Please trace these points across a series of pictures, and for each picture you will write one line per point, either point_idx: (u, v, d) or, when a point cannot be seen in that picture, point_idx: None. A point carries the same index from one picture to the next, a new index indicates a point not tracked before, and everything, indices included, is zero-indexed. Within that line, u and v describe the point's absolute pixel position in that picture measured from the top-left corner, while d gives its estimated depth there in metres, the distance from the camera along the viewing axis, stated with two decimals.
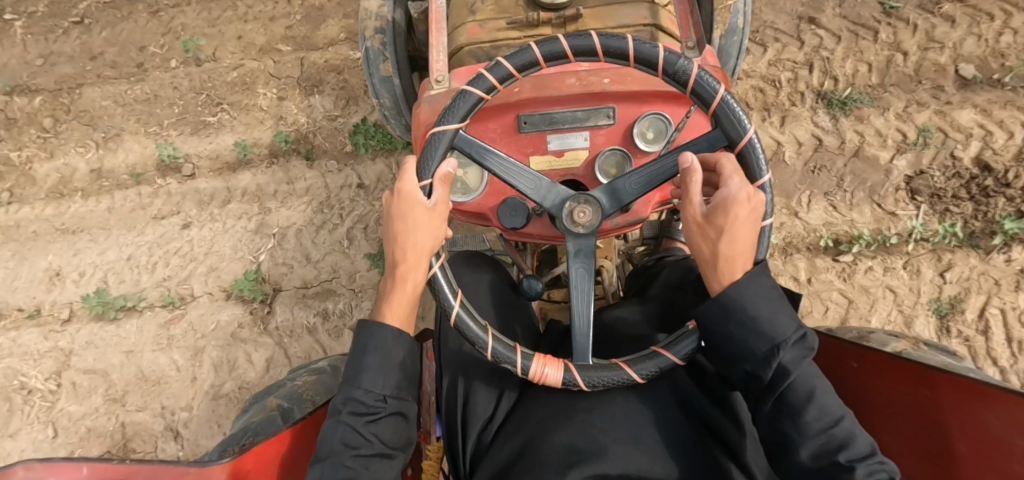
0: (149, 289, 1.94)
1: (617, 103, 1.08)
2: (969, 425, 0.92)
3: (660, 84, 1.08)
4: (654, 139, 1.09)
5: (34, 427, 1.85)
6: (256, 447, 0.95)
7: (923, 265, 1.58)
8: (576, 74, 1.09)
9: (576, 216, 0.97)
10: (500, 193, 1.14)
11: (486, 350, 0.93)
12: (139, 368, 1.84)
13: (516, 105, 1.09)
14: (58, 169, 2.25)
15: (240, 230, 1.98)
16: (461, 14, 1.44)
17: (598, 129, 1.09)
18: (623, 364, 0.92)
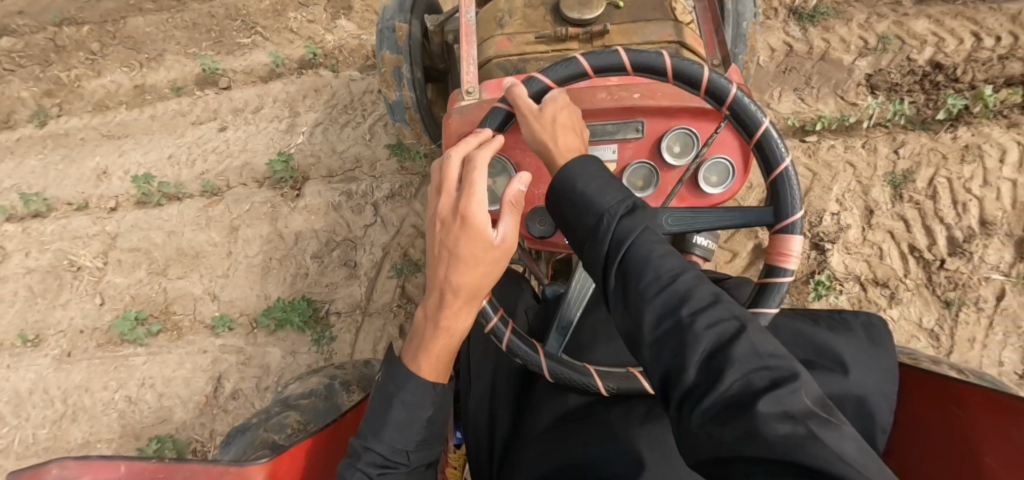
0: (190, 181, 2.16)
1: (646, 117, 1.09)
2: (998, 440, 0.89)
3: (692, 100, 1.08)
4: (681, 153, 1.09)
5: (82, 298, 2.04)
6: (289, 451, 1.01)
7: (880, 144, 1.79)
8: (608, 88, 1.10)
9: None
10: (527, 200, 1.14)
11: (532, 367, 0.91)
12: (179, 245, 2.05)
13: None
14: (104, 86, 2.48)
15: (272, 130, 2.20)
16: (490, 27, 1.49)
17: (626, 142, 1.10)
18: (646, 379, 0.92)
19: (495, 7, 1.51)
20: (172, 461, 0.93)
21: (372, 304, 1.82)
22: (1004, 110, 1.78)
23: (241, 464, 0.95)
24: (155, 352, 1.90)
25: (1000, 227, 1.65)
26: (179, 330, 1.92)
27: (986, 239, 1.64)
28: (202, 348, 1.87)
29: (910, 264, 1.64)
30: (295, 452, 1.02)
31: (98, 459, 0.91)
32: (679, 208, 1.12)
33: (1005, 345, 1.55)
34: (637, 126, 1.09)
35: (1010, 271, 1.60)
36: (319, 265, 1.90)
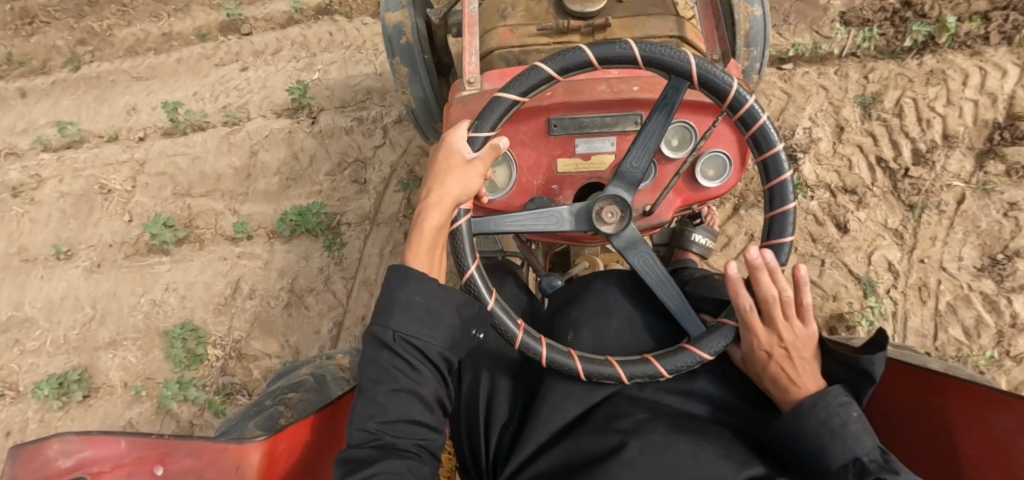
0: (214, 114, 2.34)
1: (645, 111, 1.17)
2: (977, 429, 0.99)
3: (687, 93, 1.19)
4: (679, 146, 1.22)
5: (113, 216, 2.23)
6: (288, 429, 1.02)
7: (851, 70, 1.94)
8: (607, 81, 1.17)
9: (605, 215, 1.07)
10: (527, 192, 1.24)
11: (538, 354, 1.00)
12: (201, 169, 2.22)
13: (547, 109, 1.19)
14: (133, 35, 2.67)
15: (289, 69, 2.37)
16: (495, 19, 1.56)
17: (626, 134, 1.19)
18: (651, 360, 0.99)
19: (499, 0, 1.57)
20: (172, 437, 0.91)
21: (380, 216, 1.97)
22: (969, 40, 1.91)
23: (241, 441, 0.95)
24: (179, 260, 2.07)
25: (962, 140, 1.78)
26: (202, 242, 2.09)
27: (948, 151, 1.77)
28: (222, 256, 2.03)
29: (877, 173, 1.77)
30: (293, 430, 1.03)
31: (99, 434, 0.86)
32: (673, 200, 1.25)
33: (965, 242, 1.66)
34: (636, 119, 1.16)
35: (970, 178, 1.73)
36: (331, 182, 2.06)
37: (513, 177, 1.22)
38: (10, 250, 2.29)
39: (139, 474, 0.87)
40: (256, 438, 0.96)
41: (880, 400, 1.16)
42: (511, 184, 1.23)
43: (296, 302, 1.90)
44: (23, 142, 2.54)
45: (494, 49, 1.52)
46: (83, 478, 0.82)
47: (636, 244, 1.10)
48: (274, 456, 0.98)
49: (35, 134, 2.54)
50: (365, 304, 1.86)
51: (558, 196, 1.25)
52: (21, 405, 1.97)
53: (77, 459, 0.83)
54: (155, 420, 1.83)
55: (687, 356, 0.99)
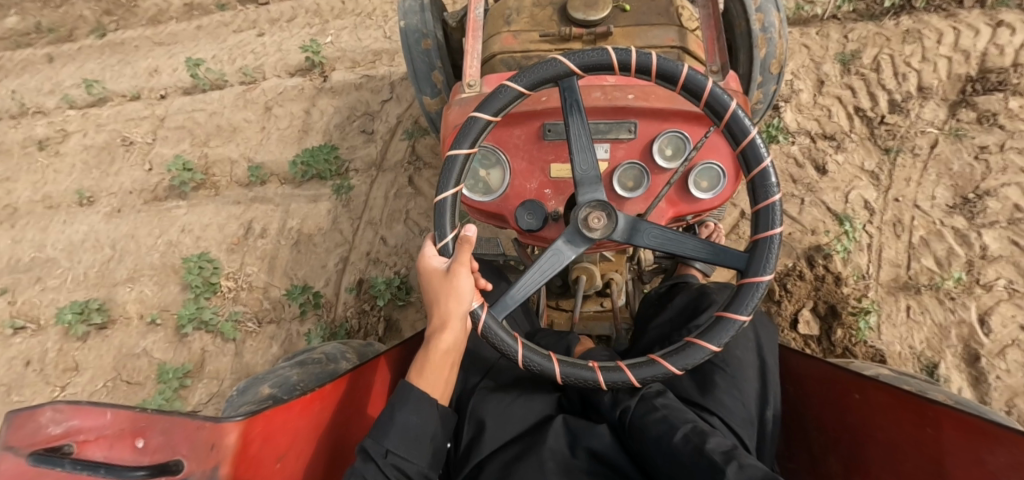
0: (231, 73, 2.48)
1: (638, 119, 1.24)
2: (970, 465, 0.96)
3: (681, 105, 1.24)
4: (672, 156, 1.24)
5: (134, 166, 2.36)
6: (265, 413, 1.00)
7: (832, 31, 2.05)
8: (603, 89, 1.26)
9: (590, 221, 1.05)
10: (521, 195, 1.32)
11: (518, 357, 1.03)
12: (218, 122, 2.35)
13: (541, 116, 1.30)
14: (157, 5, 2.82)
15: (303, 34, 2.51)
16: (500, 26, 1.79)
17: (619, 143, 1.25)
18: (621, 367, 1.00)
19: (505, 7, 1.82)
20: (152, 412, 0.89)
21: (385, 163, 2.08)
22: (944, 5, 2.01)
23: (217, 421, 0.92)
24: (196, 204, 2.19)
25: (936, 92, 1.88)
26: (217, 188, 2.20)
27: (922, 101, 1.87)
28: (237, 200, 2.15)
29: (856, 121, 1.87)
30: (270, 414, 1.01)
31: (88, 404, 0.86)
32: (666, 209, 1.25)
33: (938, 183, 1.74)
34: (630, 126, 1.23)
35: (943, 125, 1.82)
36: (340, 133, 2.18)
37: (506, 180, 1.32)
38: (35, 198, 2.43)
39: (120, 448, 0.86)
40: (233, 418, 0.94)
41: (879, 433, 1.13)
42: (507, 188, 1.32)
43: (305, 240, 2.00)
44: (50, 103, 2.69)
45: (496, 52, 1.76)
46: (69, 445, 0.84)
47: (636, 227, 1.07)
48: (249, 439, 0.96)
49: (61, 96, 2.69)
50: (369, 241, 1.96)
51: (550, 200, 1.31)
52: (42, 336, 2.09)
53: (65, 427, 0.84)
54: (169, 346, 1.93)
55: (659, 368, 0.99)
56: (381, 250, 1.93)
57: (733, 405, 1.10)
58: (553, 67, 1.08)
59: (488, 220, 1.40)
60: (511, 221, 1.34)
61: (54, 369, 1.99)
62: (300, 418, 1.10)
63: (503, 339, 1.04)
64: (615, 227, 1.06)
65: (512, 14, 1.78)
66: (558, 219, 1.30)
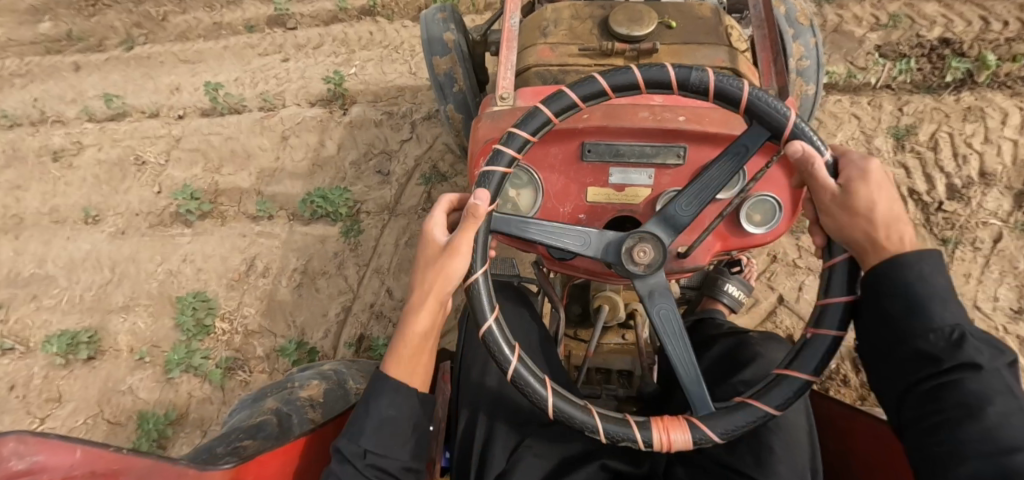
0: (251, 99, 2.41)
1: (689, 143, 1.00)
2: None
3: (740, 127, 0.99)
4: (727, 185, 1.01)
5: (143, 186, 2.29)
6: (258, 458, 0.91)
7: (885, 102, 1.88)
8: (650, 108, 1.01)
9: (636, 254, 0.89)
10: (551, 222, 1.05)
11: (597, 431, 0.82)
12: (233, 148, 2.27)
13: (582, 132, 1.01)
14: (187, 22, 2.80)
15: (328, 63, 2.44)
16: (536, 36, 1.55)
17: (664, 168, 1.01)
18: (696, 422, 0.82)
19: (541, 17, 1.57)
20: (128, 452, 0.80)
21: (398, 206, 1.98)
22: (1009, 81, 1.86)
23: (202, 467, 0.84)
24: (200, 233, 2.10)
25: (1000, 179, 1.70)
26: (224, 218, 2.12)
27: (984, 188, 1.70)
28: (242, 232, 2.05)
29: (910, 204, 1.71)
30: (263, 460, 0.92)
31: (57, 439, 0.77)
32: (712, 244, 1.01)
33: (1001, 282, 1.58)
34: (679, 150, 0.99)
35: (1008, 218, 1.65)
36: (355, 170, 2.08)
37: (538, 202, 1.04)
38: (42, 210, 2.37)
39: None
40: (219, 466, 0.86)
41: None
42: (537, 211, 1.06)
43: (308, 284, 1.90)
44: (70, 113, 2.66)
45: (532, 65, 1.52)
46: None
47: (658, 294, 0.91)
48: None
49: (82, 106, 2.65)
50: (374, 291, 1.85)
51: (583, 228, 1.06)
52: (29, 360, 2.01)
53: (29, 463, 0.74)
54: (156, 386, 1.83)
55: (740, 418, 0.81)
56: (386, 303, 1.82)
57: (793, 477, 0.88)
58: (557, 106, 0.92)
59: (511, 246, 1.12)
60: (538, 250, 1.07)
61: (37, 397, 1.91)
62: (300, 461, 1.00)
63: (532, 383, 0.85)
64: (657, 268, 0.90)
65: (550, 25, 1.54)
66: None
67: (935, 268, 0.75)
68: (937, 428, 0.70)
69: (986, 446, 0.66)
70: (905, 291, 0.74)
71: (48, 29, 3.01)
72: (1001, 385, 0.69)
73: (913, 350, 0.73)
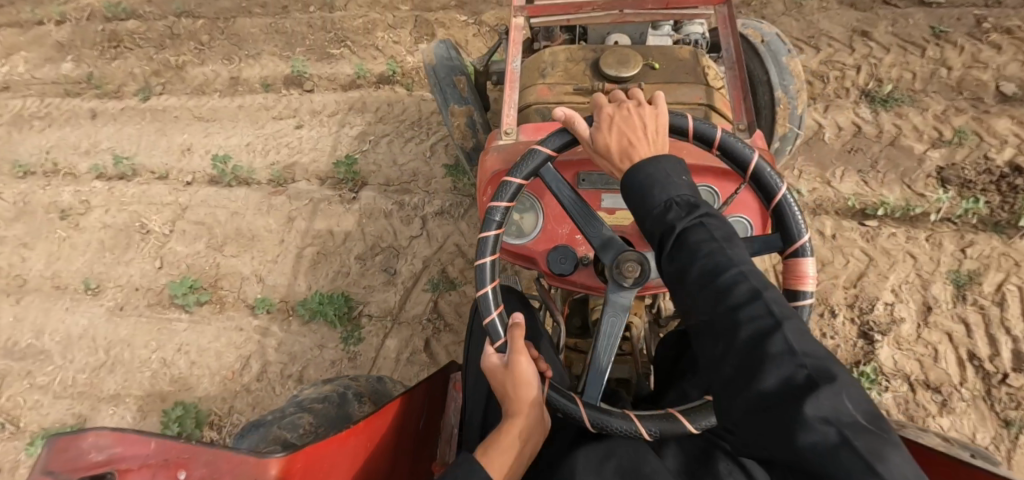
0: (260, 169, 2.31)
1: None
2: None
3: (712, 160, 1.10)
4: None
5: (145, 258, 2.21)
6: (308, 448, 0.91)
7: (945, 240, 1.69)
8: None
9: (627, 271, 0.95)
10: (552, 240, 1.12)
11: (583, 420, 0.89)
12: (239, 226, 2.18)
13: (578, 162, 1.11)
14: (205, 74, 2.73)
15: (342, 135, 2.33)
16: (534, 75, 1.57)
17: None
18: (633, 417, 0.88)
19: (539, 59, 1.61)
20: (196, 443, 0.85)
21: (403, 313, 1.86)
22: None
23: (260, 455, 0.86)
24: (196, 321, 2.00)
25: None
26: (222, 305, 2.02)
27: None
28: (239, 326, 1.95)
29: (968, 372, 1.52)
30: (314, 450, 0.92)
31: (133, 433, 0.84)
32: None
33: None
34: None
35: None
36: (361, 266, 1.97)
37: (541, 222, 1.12)
38: (46, 274, 2.32)
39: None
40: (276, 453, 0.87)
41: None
42: (538, 232, 1.12)
43: None
44: (82, 166, 2.59)
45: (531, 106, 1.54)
46: (111, 474, 0.80)
47: None
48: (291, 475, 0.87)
49: (95, 159, 2.59)
50: None
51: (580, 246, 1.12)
52: (17, 444, 1.94)
53: (108, 454, 0.81)
54: None
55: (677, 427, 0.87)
56: None
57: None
58: (538, 158, 0.99)
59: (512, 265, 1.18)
60: (541, 267, 1.12)
61: None
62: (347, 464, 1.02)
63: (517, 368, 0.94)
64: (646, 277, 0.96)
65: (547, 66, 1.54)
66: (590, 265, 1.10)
67: (720, 228, 0.77)
68: (721, 329, 0.69)
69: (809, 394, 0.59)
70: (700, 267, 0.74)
71: (70, 70, 2.97)
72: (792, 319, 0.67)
73: (743, 346, 0.66)
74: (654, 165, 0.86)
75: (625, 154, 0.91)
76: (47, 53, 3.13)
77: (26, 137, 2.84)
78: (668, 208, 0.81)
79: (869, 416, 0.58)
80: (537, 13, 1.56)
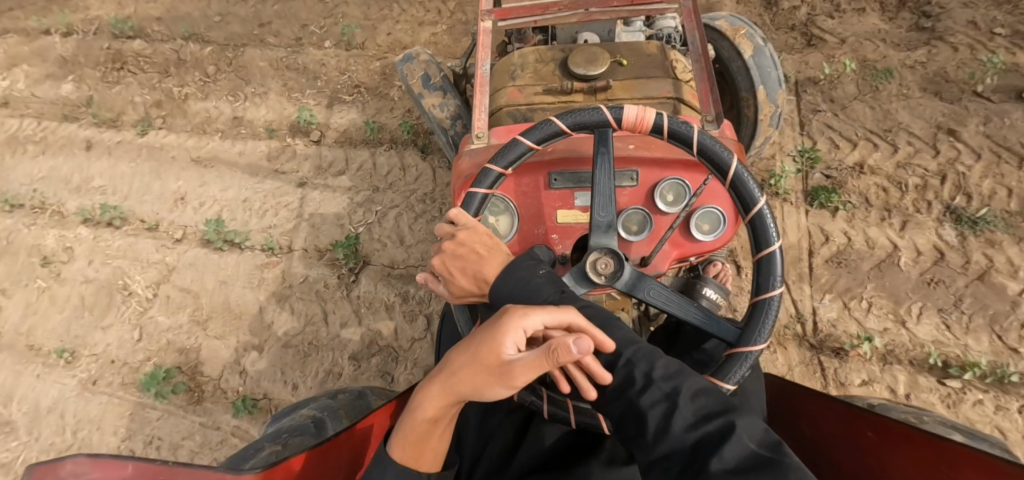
0: (255, 233, 2.09)
1: (640, 167, 1.21)
2: None
3: (680, 155, 1.22)
4: (674, 201, 1.19)
5: (124, 325, 2.03)
6: (284, 463, 0.94)
7: None
8: None
9: (600, 266, 1.04)
10: (528, 242, 1.19)
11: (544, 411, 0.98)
12: (226, 299, 1.97)
13: (547, 164, 1.21)
14: (208, 109, 2.52)
15: (345, 199, 2.10)
16: (503, 79, 1.55)
17: (623, 189, 1.20)
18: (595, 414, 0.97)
19: (509, 63, 1.64)
20: (175, 464, 0.84)
21: None
22: None
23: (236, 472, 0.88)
24: (170, 412, 1.81)
25: None
26: (200, 395, 1.83)
27: None
28: (217, 424, 1.77)
29: None
30: (291, 463, 0.95)
31: (109, 457, 0.81)
32: (670, 251, 1.18)
33: None
34: (631, 174, 1.20)
35: None
36: (355, 369, 1.77)
37: (514, 224, 1.18)
38: (21, 328, 2.15)
39: None
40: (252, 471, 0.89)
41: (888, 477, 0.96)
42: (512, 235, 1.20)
43: None
44: (71, 205, 2.41)
45: (501, 107, 1.54)
46: None
47: (642, 279, 1.04)
48: None
49: (85, 199, 2.41)
50: None
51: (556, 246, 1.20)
52: None
53: None
54: None
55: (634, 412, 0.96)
56: None
57: None
58: (518, 148, 1.09)
59: None
60: None
61: None
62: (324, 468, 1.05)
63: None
64: (620, 275, 1.04)
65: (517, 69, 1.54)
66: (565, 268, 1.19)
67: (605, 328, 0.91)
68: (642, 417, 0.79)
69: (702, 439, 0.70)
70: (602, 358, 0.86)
71: (70, 92, 2.79)
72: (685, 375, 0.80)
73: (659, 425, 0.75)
74: (511, 283, 1.00)
75: (480, 277, 1.05)
76: (50, 67, 2.95)
77: (17, 161, 2.67)
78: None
79: (766, 446, 0.68)
80: (505, 14, 1.56)
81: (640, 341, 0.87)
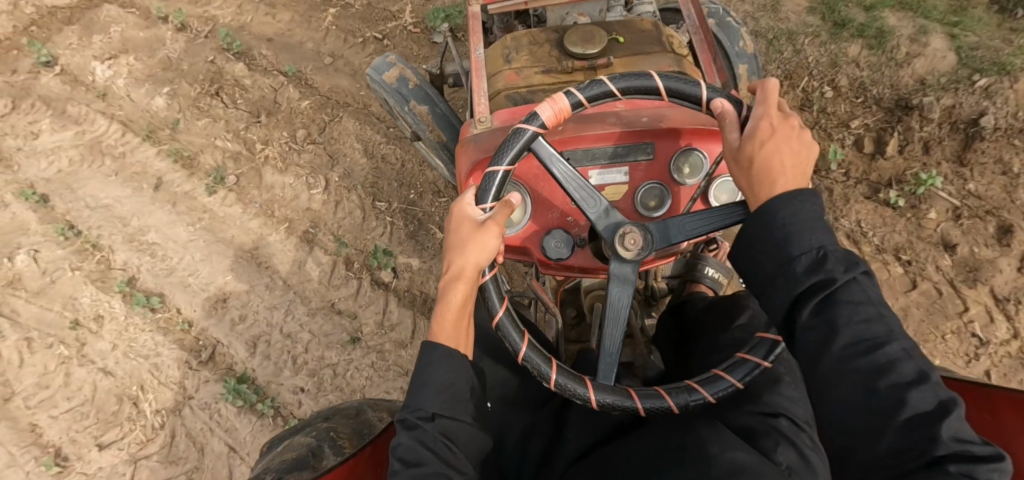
0: (287, 391, 1.78)
1: (654, 141, 1.25)
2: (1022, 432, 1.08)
3: (693, 124, 1.25)
4: (691, 173, 1.24)
5: (121, 454, 1.79)
6: None
7: None
8: (615, 115, 1.28)
9: (629, 242, 1.11)
10: (541, 224, 1.29)
11: (581, 395, 1.08)
12: (230, 473, 1.73)
13: (561, 141, 1.25)
14: (284, 184, 2.11)
15: (392, 387, 1.79)
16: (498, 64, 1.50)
17: (637, 164, 1.26)
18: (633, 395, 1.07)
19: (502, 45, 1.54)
20: None
21: None
22: None
23: None
24: None
25: None
26: None
27: None
28: None
29: None
30: None
31: None
32: None
33: None
34: (647, 148, 1.25)
35: None
36: None
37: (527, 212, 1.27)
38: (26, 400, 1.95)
39: None
40: None
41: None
42: (528, 219, 1.29)
43: None
44: (120, 256, 2.15)
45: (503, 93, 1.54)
46: None
47: (625, 281, 1.13)
48: None
49: (134, 255, 2.13)
50: None
51: (574, 227, 1.29)
52: None
53: None
54: None
55: (662, 401, 1.06)
56: None
57: (790, 401, 1.15)
58: (521, 139, 1.13)
59: (507, 254, 1.34)
60: (534, 253, 1.29)
61: None
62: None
63: (510, 335, 1.11)
64: (648, 251, 1.12)
65: (510, 51, 1.53)
66: (585, 247, 1.28)
67: (829, 256, 0.85)
68: (878, 383, 0.80)
69: (966, 462, 0.74)
70: (840, 340, 0.82)
71: (160, 105, 2.47)
72: (931, 379, 0.79)
73: (900, 423, 0.78)
74: (765, 243, 0.91)
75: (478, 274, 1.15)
76: (152, 65, 2.68)
77: (91, 177, 2.44)
78: (822, 259, 0.85)
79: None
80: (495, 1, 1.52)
81: (883, 314, 0.84)
